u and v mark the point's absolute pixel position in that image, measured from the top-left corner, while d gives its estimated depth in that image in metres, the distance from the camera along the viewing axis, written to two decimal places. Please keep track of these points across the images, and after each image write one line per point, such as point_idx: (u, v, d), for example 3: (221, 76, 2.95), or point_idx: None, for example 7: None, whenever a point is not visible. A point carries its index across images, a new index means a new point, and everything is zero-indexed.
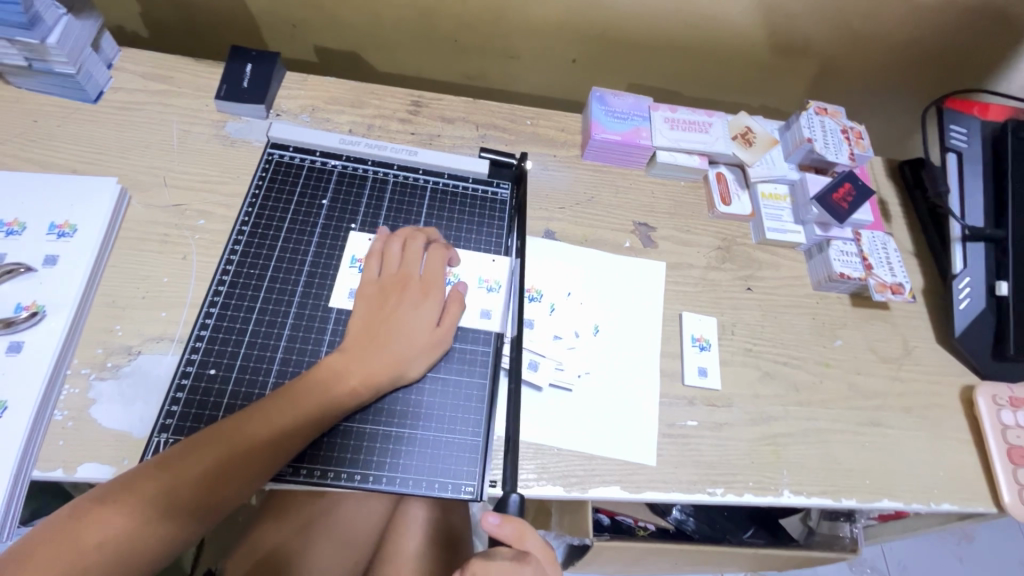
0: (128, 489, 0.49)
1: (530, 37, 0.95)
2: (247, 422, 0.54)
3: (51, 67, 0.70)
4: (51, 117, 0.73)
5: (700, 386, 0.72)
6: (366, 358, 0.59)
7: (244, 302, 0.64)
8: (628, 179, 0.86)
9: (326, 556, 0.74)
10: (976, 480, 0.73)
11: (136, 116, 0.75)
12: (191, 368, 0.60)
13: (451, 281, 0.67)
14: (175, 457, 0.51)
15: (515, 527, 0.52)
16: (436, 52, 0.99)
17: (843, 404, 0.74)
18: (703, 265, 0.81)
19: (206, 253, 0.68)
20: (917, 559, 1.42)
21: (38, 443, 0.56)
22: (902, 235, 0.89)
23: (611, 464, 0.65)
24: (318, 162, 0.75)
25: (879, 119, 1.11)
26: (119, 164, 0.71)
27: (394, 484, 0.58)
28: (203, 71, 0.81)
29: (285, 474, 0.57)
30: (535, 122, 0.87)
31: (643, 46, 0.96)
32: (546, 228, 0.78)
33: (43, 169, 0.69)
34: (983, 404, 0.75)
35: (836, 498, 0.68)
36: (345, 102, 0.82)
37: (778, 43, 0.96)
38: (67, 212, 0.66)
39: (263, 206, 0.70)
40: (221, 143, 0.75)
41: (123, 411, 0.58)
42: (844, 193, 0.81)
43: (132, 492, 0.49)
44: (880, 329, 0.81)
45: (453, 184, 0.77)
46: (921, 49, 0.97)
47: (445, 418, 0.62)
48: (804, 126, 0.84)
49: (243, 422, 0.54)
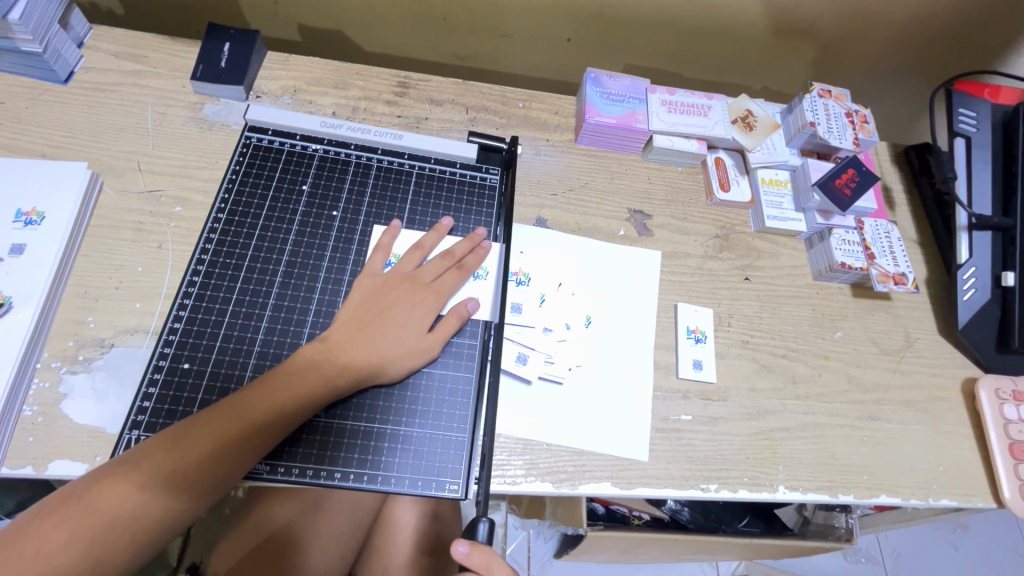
0: (98, 484, 0.47)
1: (523, 16, 0.91)
2: (221, 416, 0.52)
3: (16, 46, 0.66)
4: (19, 99, 0.69)
5: (695, 380, 0.69)
6: (346, 352, 0.57)
7: (220, 292, 0.62)
8: (623, 165, 0.82)
9: (319, 545, 0.72)
10: (976, 476, 0.71)
11: (108, 97, 0.72)
12: (164, 362, 0.58)
13: (436, 273, 0.65)
14: (147, 452, 0.50)
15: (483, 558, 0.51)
16: (426, 31, 0.95)
17: (841, 398, 0.72)
18: (699, 255, 0.78)
19: (181, 242, 0.65)
20: (913, 549, 1.42)
21: (6, 439, 0.54)
22: (906, 223, 0.86)
23: (602, 460, 0.63)
24: (298, 146, 0.71)
25: (884, 102, 1.07)
26: (90, 148, 0.68)
27: (375, 482, 0.56)
28: (179, 50, 0.77)
29: (262, 472, 0.55)
30: (527, 105, 0.84)
31: (640, 25, 0.92)
32: (537, 216, 0.75)
33: (10, 154, 0.66)
34: (986, 397, 0.73)
35: (832, 494, 0.67)
36: (328, 83, 0.79)
37: (782, 22, 0.92)
38: (35, 198, 0.63)
39: (239, 193, 0.67)
40: (198, 126, 0.72)
41: (95, 406, 0.56)
42: (847, 179, 0.77)
43: (103, 487, 0.47)
44: (881, 320, 0.79)
45: (440, 170, 0.74)
46: (930, 28, 0.93)
47: (430, 414, 0.60)
48: (807, 109, 0.80)
49: (217, 415, 0.52)
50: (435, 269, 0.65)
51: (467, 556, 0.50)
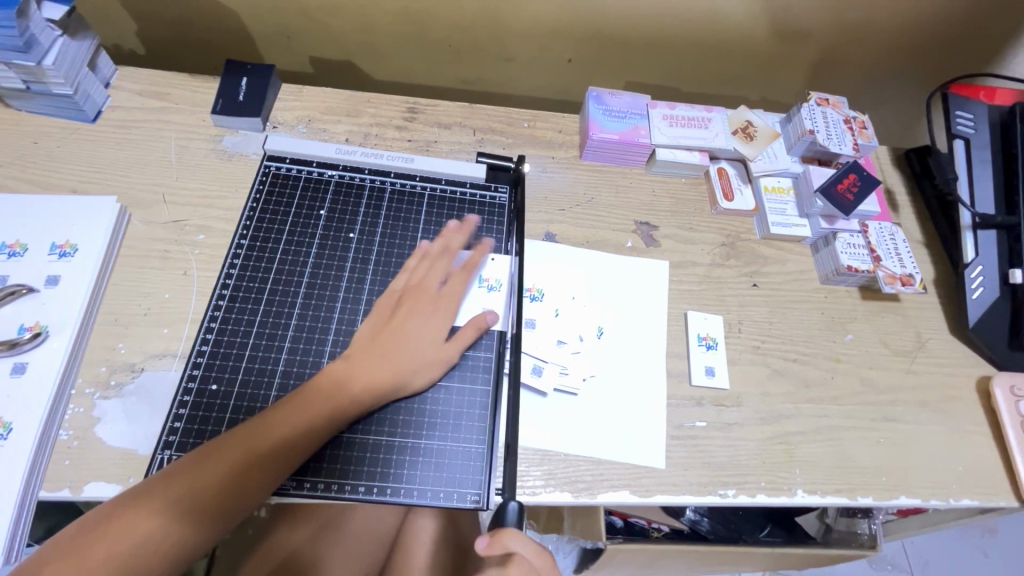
0: (141, 500, 0.49)
1: (525, 39, 0.94)
2: (252, 430, 0.54)
3: (49, 89, 0.70)
4: (51, 138, 0.73)
5: (707, 386, 0.70)
6: (369, 367, 0.59)
7: (244, 315, 0.64)
8: (628, 178, 0.85)
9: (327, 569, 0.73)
10: (996, 473, 0.71)
11: (134, 133, 0.76)
12: (193, 385, 0.60)
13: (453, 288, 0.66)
14: (183, 469, 0.51)
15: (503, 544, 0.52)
16: (432, 58, 0.98)
17: (855, 400, 0.73)
18: (707, 263, 0.80)
19: (205, 268, 0.68)
20: (940, 554, 1.41)
21: (44, 463, 0.56)
22: (911, 224, 0.87)
23: (620, 469, 0.64)
24: (315, 172, 0.74)
25: (882, 108, 1.09)
26: (118, 182, 0.72)
27: (399, 495, 0.58)
28: (199, 86, 0.81)
29: (289, 488, 0.57)
30: (532, 124, 0.87)
31: (638, 44, 0.95)
32: (546, 231, 0.77)
33: (43, 190, 0.70)
34: (1001, 394, 0.73)
35: (851, 497, 0.67)
36: (341, 112, 0.82)
37: (777, 33, 0.94)
38: (67, 232, 0.66)
39: (260, 219, 0.70)
40: (219, 158, 0.76)
41: (128, 429, 0.58)
42: (848, 184, 0.79)
43: (142, 505, 0.49)
44: (892, 322, 0.79)
45: (451, 190, 0.77)
46: (923, 33, 0.95)
47: (450, 426, 0.62)
48: (805, 117, 0.82)
49: (249, 430, 0.54)
50: (454, 284, 0.66)
51: (490, 547, 0.52)
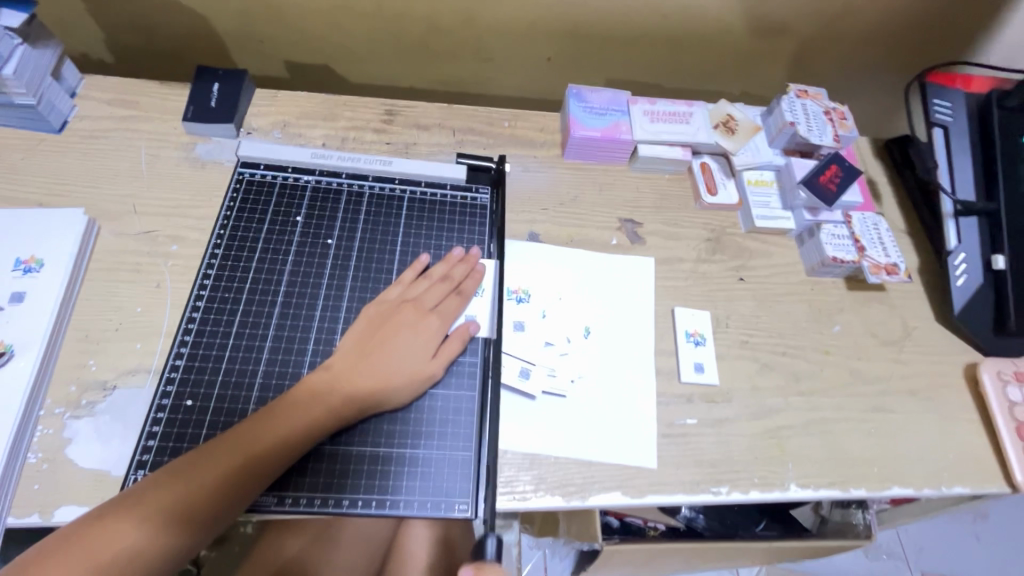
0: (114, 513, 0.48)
1: (503, 39, 0.93)
2: (228, 446, 0.52)
3: (10, 99, 0.68)
4: (14, 151, 0.71)
5: (697, 383, 0.70)
6: (351, 381, 0.58)
7: (220, 326, 0.62)
8: (611, 176, 0.84)
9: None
10: (987, 460, 0.71)
11: (102, 143, 0.73)
12: (168, 400, 0.58)
13: (438, 299, 0.65)
14: (151, 488, 0.49)
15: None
16: (410, 60, 0.97)
17: (845, 391, 0.73)
18: (692, 258, 0.79)
19: (179, 279, 0.66)
20: (933, 540, 1.43)
21: (12, 488, 0.54)
22: (893, 214, 0.87)
23: (610, 470, 0.63)
24: (290, 178, 0.73)
25: (861, 99, 1.10)
26: (86, 194, 0.69)
27: (384, 507, 0.56)
28: (169, 93, 0.79)
29: (269, 505, 0.55)
30: (512, 124, 0.86)
31: (617, 40, 0.95)
32: (529, 231, 0.76)
33: (7, 205, 0.67)
34: (988, 380, 0.73)
35: (844, 489, 0.66)
36: (317, 116, 0.80)
37: (755, 27, 0.94)
38: (33, 246, 0.63)
39: (235, 228, 0.68)
40: (191, 166, 0.74)
41: (101, 449, 0.56)
42: (831, 175, 0.80)
43: (112, 520, 0.47)
44: (878, 311, 0.79)
45: (431, 192, 0.75)
46: (900, 25, 0.95)
47: (436, 434, 0.60)
48: (785, 109, 0.82)
49: (223, 446, 0.52)
50: (437, 290, 0.65)
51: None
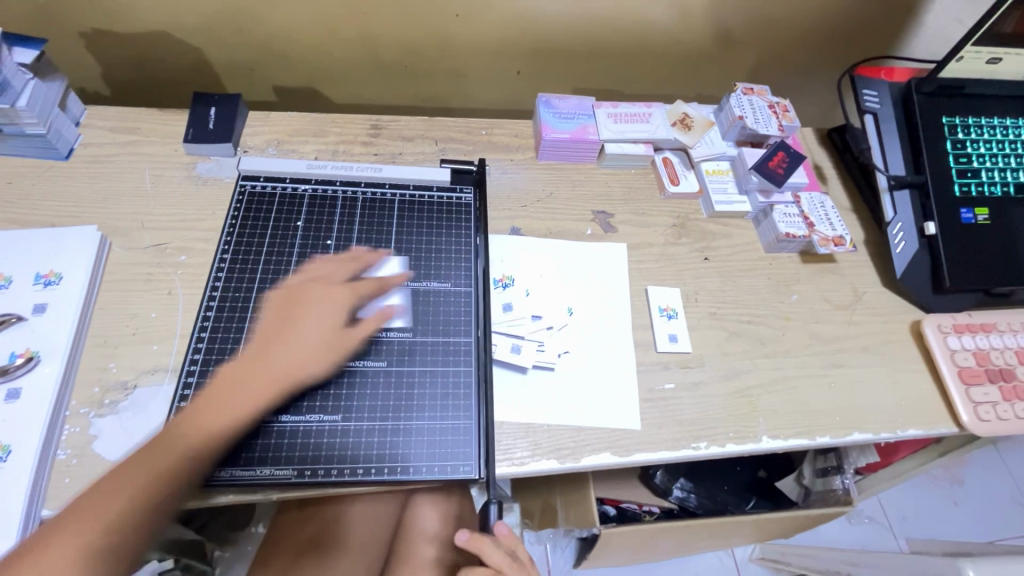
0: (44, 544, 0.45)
1: (476, 56, 1.01)
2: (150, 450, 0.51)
3: (22, 129, 0.73)
4: (25, 178, 0.76)
5: (672, 351, 0.76)
6: (275, 362, 0.57)
7: (232, 323, 0.67)
8: (582, 173, 0.92)
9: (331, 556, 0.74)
10: (936, 404, 0.79)
11: (108, 167, 0.79)
12: (189, 391, 0.63)
13: (341, 274, 0.65)
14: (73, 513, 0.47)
15: (478, 541, 0.59)
16: (390, 79, 1.04)
17: (806, 351, 0.80)
18: (661, 243, 0.87)
19: (190, 285, 0.71)
20: (915, 508, 1.50)
21: (44, 483, 0.57)
22: (839, 193, 0.96)
23: (598, 433, 0.69)
24: (289, 188, 0.78)
25: (805, 96, 1.20)
26: (96, 214, 0.74)
27: (396, 473, 0.61)
28: (169, 119, 0.85)
29: (288, 478, 0.59)
30: (489, 132, 0.93)
31: (580, 52, 1.04)
32: (511, 226, 0.83)
33: (21, 227, 0.72)
34: (931, 333, 0.82)
35: (810, 437, 0.73)
36: (308, 133, 0.87)
37: (703, 35, 1.04)
38: (50, 262, 0.68)
39: (239, 235, 0.74)
40: (193, 184, 0.79)
41: (126, 443, 0.60)
42: (778, 160, 0.89)
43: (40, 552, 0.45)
44: (831, 280, 0.88)
45: (419, 195, 0.82)
46: (831, 27, 1.06)
47: (438, 406, 0.65)
48: (734, 105, 0.92)
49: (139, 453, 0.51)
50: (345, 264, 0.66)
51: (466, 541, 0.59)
